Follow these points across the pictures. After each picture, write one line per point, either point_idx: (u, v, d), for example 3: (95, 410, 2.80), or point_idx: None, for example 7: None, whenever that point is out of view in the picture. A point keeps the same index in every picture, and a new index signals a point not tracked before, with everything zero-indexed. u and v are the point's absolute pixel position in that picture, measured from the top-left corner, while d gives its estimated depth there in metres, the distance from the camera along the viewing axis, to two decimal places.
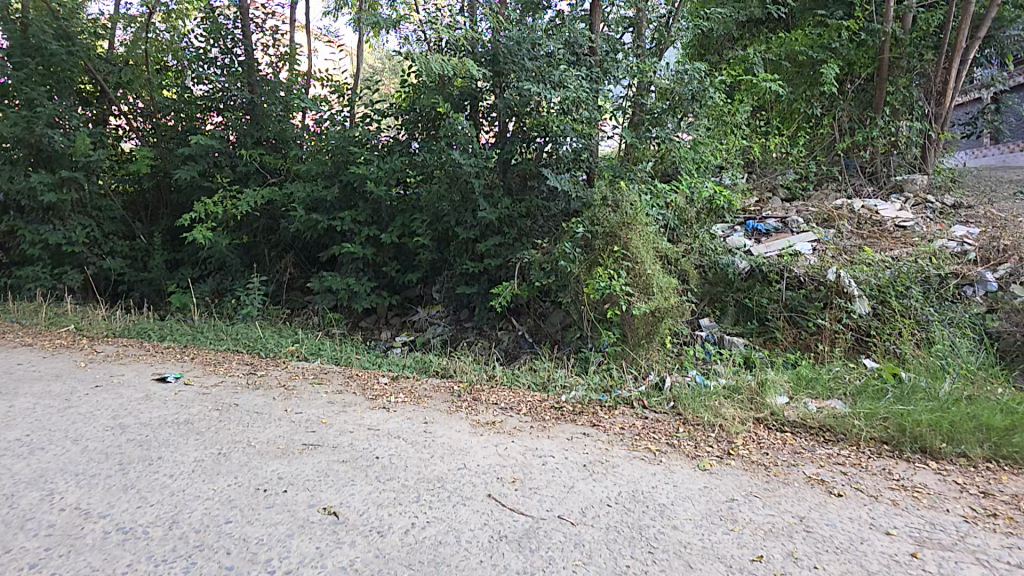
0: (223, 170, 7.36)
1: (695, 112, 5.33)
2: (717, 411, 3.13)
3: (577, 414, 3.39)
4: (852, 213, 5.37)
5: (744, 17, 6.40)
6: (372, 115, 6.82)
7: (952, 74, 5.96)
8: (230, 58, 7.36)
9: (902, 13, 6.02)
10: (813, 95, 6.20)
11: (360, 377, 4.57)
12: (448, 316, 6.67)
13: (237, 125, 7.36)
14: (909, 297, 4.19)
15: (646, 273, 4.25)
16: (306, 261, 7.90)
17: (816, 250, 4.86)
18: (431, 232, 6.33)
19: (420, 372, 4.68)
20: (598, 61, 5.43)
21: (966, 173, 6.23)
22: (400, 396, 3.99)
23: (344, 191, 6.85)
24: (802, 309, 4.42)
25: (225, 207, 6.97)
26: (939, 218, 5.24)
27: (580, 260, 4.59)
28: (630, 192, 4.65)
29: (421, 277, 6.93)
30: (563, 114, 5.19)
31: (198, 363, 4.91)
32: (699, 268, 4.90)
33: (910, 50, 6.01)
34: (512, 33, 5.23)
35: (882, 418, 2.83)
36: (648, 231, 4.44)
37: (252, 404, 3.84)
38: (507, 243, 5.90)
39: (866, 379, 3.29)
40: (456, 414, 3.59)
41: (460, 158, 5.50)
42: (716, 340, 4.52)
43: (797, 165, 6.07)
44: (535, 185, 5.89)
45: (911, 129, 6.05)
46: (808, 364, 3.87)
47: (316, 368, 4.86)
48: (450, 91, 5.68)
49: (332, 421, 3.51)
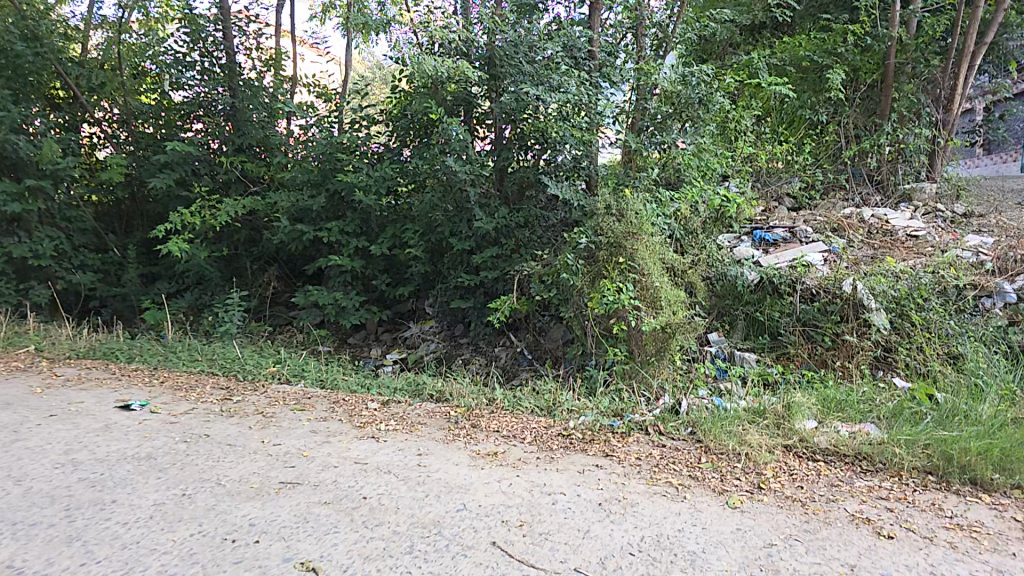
0: (202, 179, 7.09)
1: (699, 117, 5.20)
2: (741, 438, 2.88)
3: (588, 443, 3.13)
4: (862, 223, 5.20)
5: (746, 22, 6.31)
6: (361, 121, 6.61)
7: (960, 80, 5.81)
8: (210, 61, 7.07)
9: (906, 16, 5.92)
10: (819, 101, 6.06)
11: (347, 401, 4.33)
12: (442, 332, 6.40)
13: (218, 133, 7.07)
14: (928, 309, 4.00)
15: (653, 286, 4.05)
16: (291, 274, 7.73)
17: (828, 261, 4.66)
18: (423, 243, 6.06)
19: (413, 396, 4.39)
20: (598, 65, 5.37)
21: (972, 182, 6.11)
22: (391, 424, 3.75)
23: (330, 201, 6.58)
24: (817, 323, 4.23)
25: (203, 218, 6.66)
26: (951, 227, 5.09)
27: (584, 273, 4.39)
28: (635, 200, 4.45)
29: (412, 290, 6.65)
30: (563, 120, 5.00)
31: (167, 390, 4.78)
32: (706, 280, 4.70)
33: (917, 55, 5.93)
34: (510, 35, 5.08)
35: (924, 445, 2.58)
36: (654, 241, 4.26)
37: (225, 435, 3.73)
38: (504, 255, 5.65)
39: (899, 400, 3.05)
40: (454, 444, 3.33)
41: (453, 164, 5.20)
42: (727, 357, 4.32)
43: (803, 173, 5.91)
44: (533, 194, 5.66)
45: (918, 137, 5.94)
46: (829, 384, 3.66)
47: (299, 392, 4.68)
48: (443, 96, 5.47)
49: (314, 454, 3.34)
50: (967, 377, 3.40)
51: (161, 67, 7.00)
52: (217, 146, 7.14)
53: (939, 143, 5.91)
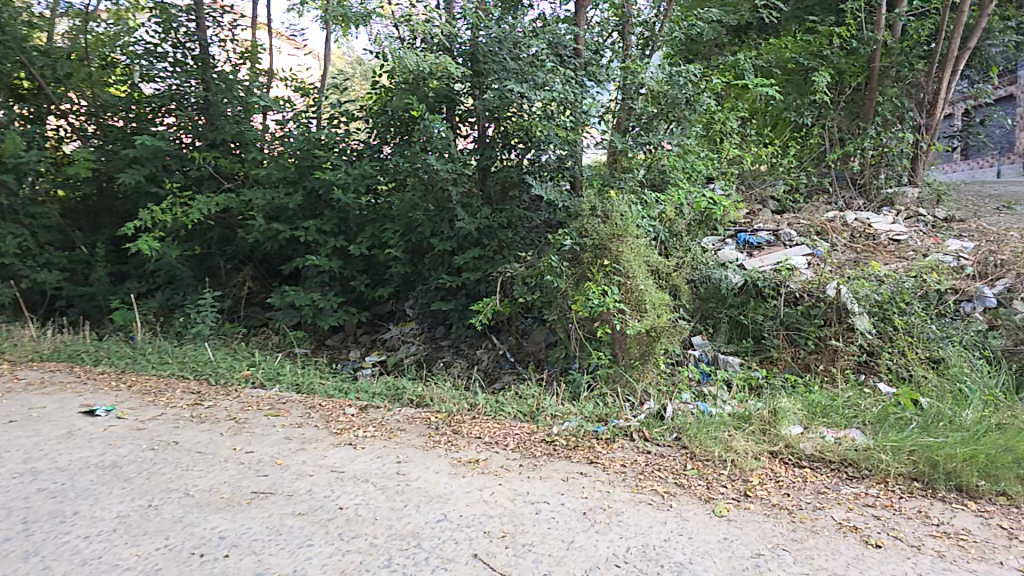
0: (174, 175, 6.88)
1: (685, 118, 5.19)
2: (727, 444, 2.84)
3: (571, 450, 3.06)
4: (845, 226, 5.23)
5: (733, 22, 6.30)
6: (341, 117, 6.49)
7: (944, 85, 5.92)
8: (182, 53, 6.91)
9: (890, 20, 5.96)
10: (803, 104, 6.08)
11: (324, 407, 4.22)
12: (423, 334, 6.30)
13: (191, 127, 6.92)
14: (910, 313, 4.02)
15: (638, 289, 4.03)
16: (266, 273, 7.59)
17: (811, 265, 4.66)
18: (404, 243, 5.96)
19: (392, 400, 4.28)
20: (583, 63, 5.31)
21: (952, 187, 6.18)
22: (369, 430, 3.65)
23: (308, 199, 6.45)
24: (800, 327, 4.23)
25: (175, 216, 6.46)
26: (931, 232, 5.14)
27: (567, 275, 4.35)
28: (620, 201, 4.45)
29: (393, 291, 6.54)
30: (547, 119, 4.94)
31: (136, 394, 4.63)
32: (690, 283, 4.68)
33: (902, 59, 5.95)
34: (494, 31, 5.05)
35: (909, 451, 2.56)
36: (638, 243, 4.23)
37: (195, 441, 3.60)
38: (486, 256, 5.55)
39: (884, 406, 3.04)
40: (434, 451, 3.24)
41: (435, 163, 5.11)
42: (710, 360, 4.29)
43: (786, 175, 5.93)
44: (516, 194, 5.61)
45: (901, 141, 5.98)
46: (813, 389, 3.65)
47: (273, 397, 4.54)
48: (424, 93, 5.35)
49: (288, 462, 3.21)
50: (950, 382, 3.41)
51: (132, 58, 6.90)
52: (190, 141, 6.98)
53: (921, 147, 6.00)
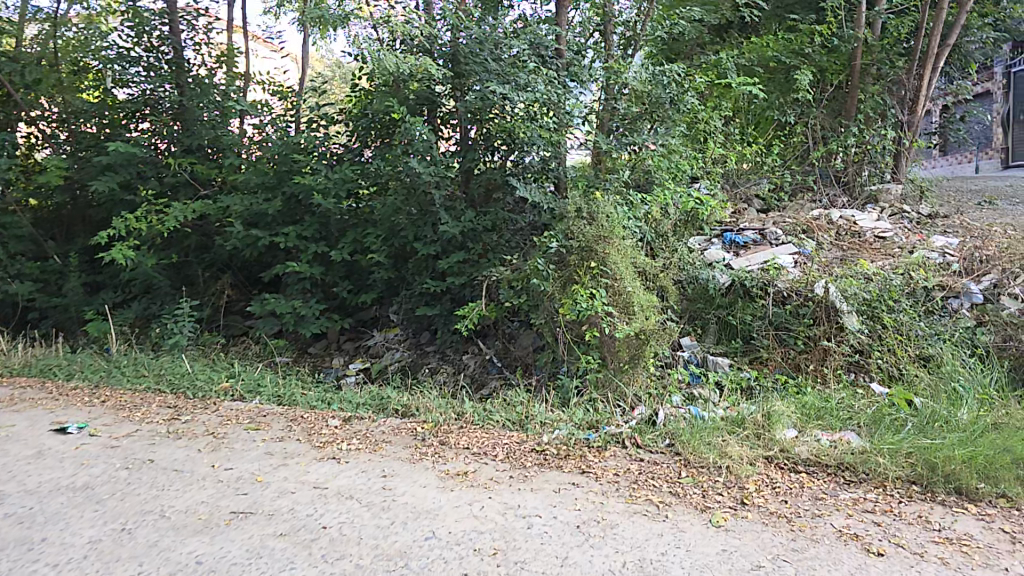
0: (149, 182, 6.65)
1: (670, 117, 5.14)
2: (722, 450, 2.77)
3: (563, 460, 2.97)
4: (831, 224, 5.22)
5: (714, 21, 6.30)
6: (320, 121, 6.34)
7: (925, 81, 5.95)
8: (156, 57, 6.67)
9: (871, 17, 6.00)
10: (786, 102, 6.09)
11: (306, 419, 4.08)
12: (407, 340, 6.17)
13: (167, 133, 6.73)
14: (898, 311, 4.00)
15: (625, 291, 3.99)
16: (246, 281, 7.37)
17: (798, 263, 4.64)
18: (387, 248, 5.83)
19: (377, 411, 4.16)
20: (566, 64, 5.25)
21: (934, 183, 6.22)
22: (354, 443, 3.53)
23: (287, 204, 6.30)
24: (790, 326, 4.19)
25: (150, 223, 6.27)
26: (916, 228, 5.15)
27: (554, 278, 4.28)
28: (606, 202, 4.41)
29: (376, 297, 6.41)
30: (530, 121, 4.89)
31: (110, 409, 4.45)
32: (678, 284, 4.62)
33: (881, 56, 6.04)
34: (474, 33, 4.96)
35: (907, 454, 2.51)
36: (625, 244, 4.18)
37: (172, 458, 3.45)
38: (471, 260, 5.45)
39: (879, 407, 2.99)
40: (421, 463, 3.13)
41: (417, 165, 5.00)
42: (700, 362, 4.24)
43: (771, 174, 5.93)
44: (500, 196, 5.54)
45: (884, 138, 6.00)
46: (806, 390, 3.60)
47: (254, 410, 4.38)
48: (405, 95, 5.29)
49: (269, 479, 3.07)
50: (940, 380, 3.40)
51: (104, 63, 6.61)
52: (165, 147, 6.78)
53: (904, 144, 6.04)
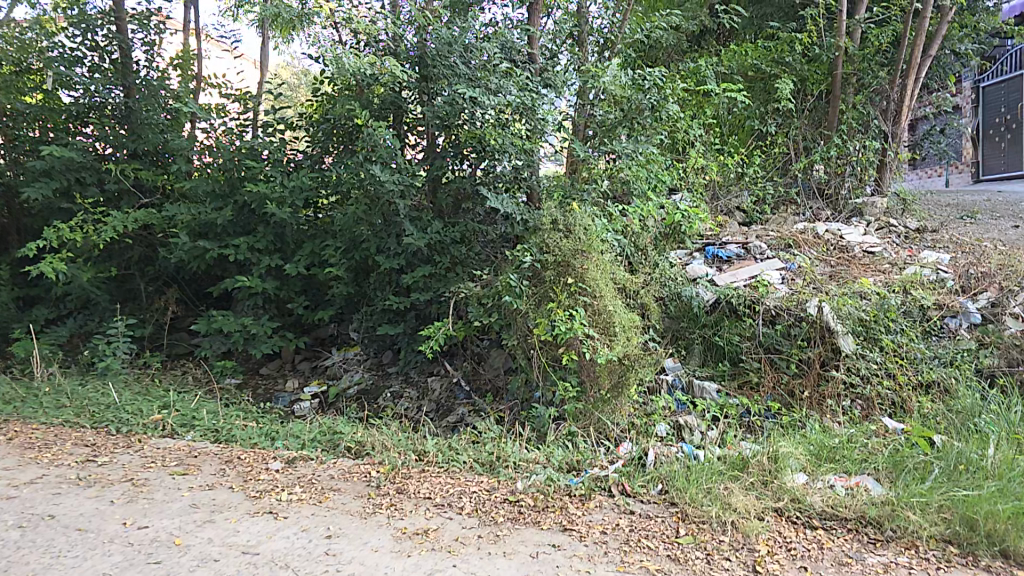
0: (89, 188, 6.09)
1: (650, 124, 4.87)
2: (725, 500, 2.41)
3: (541, 513, 2.56)
4: (817, 238, 4.98)
5: (693, 28, 6.10)
6: (275, 124, 5.80)
7: (908, 93, 5.79)
8: (101, 56, 6.12)
9: (851, 27, 5.87)
10: (767, 112, 5.91)
11: (243, 462, 3.58)
12: (368, 361, 5.68)
13: (112, 137, 6.15)
14: (897, 332, 3.77)
15: (606, 310, 3.66)
16: (194, 296, 6.86)
17: (785, 279, 4.38)
18: (347, 261, 5.36)
19: (327, 451, 3.73)
20: (538, 69, 4.94)
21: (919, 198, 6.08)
22: (295, 493, 3.04)
23: (238, 213, 5.77)
24: (781, 348, 3.91)
25: (85, 233, 5.71)
26: (905, 243, 4.97)
27: (528, 295, 3.91)
28: (583, 214, 4.09)
29: (335, 314, 5.93)
30: (501, 127, 4.53)
31: (16, 448, 3.82)
32: (659, 301, 4.31)
33: (864, 65, 5.91)
34: (441, 34, 4.52)
35: (939, 508, 2.19)
36: (605, 259, 3.86)
37: (77, 513, 2.88)
38: (438, 274, 5.01)
39: (895, 449, 2.71)
40: (374, 518, 2.66)
41: (381, 173, 4.54)
42: (685, 387, 3.94)
43: (752, 186, 5.71)
44: (470, 207, 5.08)
45: (868, 149, 5.84)
46: (812, 425, 3.31)
47: (185, 451, 3.83)
48: (369, 99, 4.89)
49: (189, 541, 2.54)
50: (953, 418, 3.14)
51: (45, 62, 5.92)
52: (107, 152, 6.27)
53: (888, 155, 5.89)
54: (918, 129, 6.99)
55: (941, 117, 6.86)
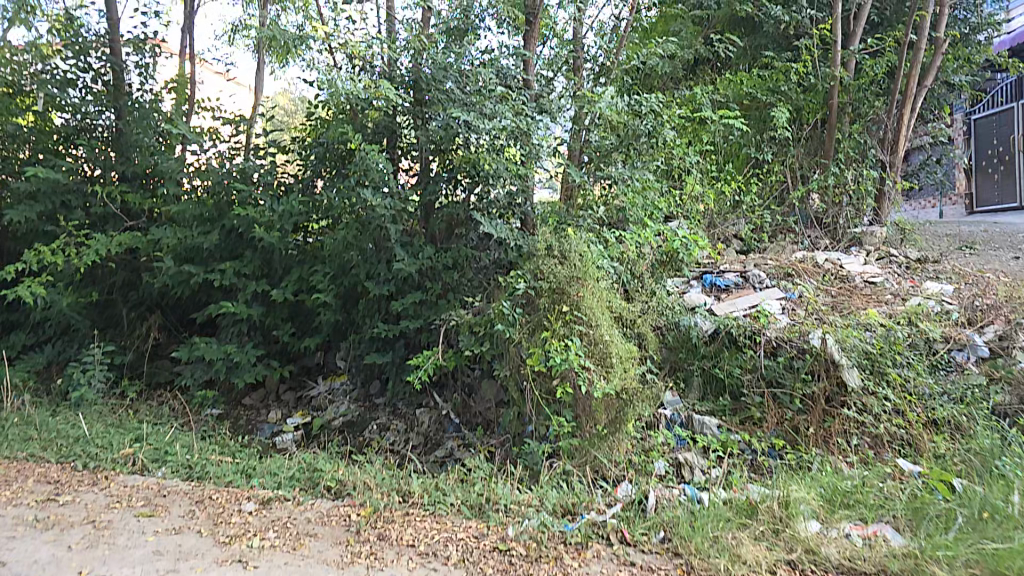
0: (73, 212, 5.95)
1: (647, 151, 4.83)
2: (734, 551, 2.25)
3: (533, 564, 2.36)
4: (818, 268, 4.89)
5: (688, 56, 6.15)
6: (266, 147, 5.65)
7: (904, 123, 5.76)
8: (94, 77, 6.05)
9: (845, 57, 5.89)
10: (764, 140, 5.92)
11: (216, 503, 3.35)
12: (356, 391, 5.45)
13: (100, 160, 6.00)
14: (904, 366, 3.64)
15: (603, 340, 3.53)
16: (177, 324, 6.58)
17: (786, 309, 4.26)
18: (335, 287, 5.20)
19: (306, 491, 3.52)
20: (535, 94, 4.86)
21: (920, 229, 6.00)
22: (268, 539, 2.82)
23: (226, 237, 5.61)
24: (784, 382, 3.78)
25: (67, 256, 5.55)
26: (907, 273, 4.89)
27: (521, 323, 3.76)
28: (579, 240, 3.99)
29: (322, 342, 5.74)
30: (495, 152, 4.48)
31: None
32: (657, 331, 4.20)
33: (858, 96, 5.92)
34: (437, 59, 4.53)
35: (966, 561, 2.04)
36: (600, 287, 3.76)
37: (29, 561, 2.64)
38: (428, 302, 4.86)
39: (912, 496, 2.58)
40: (352, 569, 2.45)
41: (371, 197, 4.42)
42: (684, 422, 3.80)
43: (750, 215, 5.64)
44: (463, 232, 4.93)
45: (866, 178, 5.78)
46: (819, 472, 3.04)
47: (156, 489, 3.59)
48: (363, 123, 4.77)
49: None
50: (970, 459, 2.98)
51: (39, 85, 5.89)
52: (96, 173, 6.12)
53: (887, 185, 5.88)
54: (914, 159, 7.01)
55: (937, 147, 6.88)
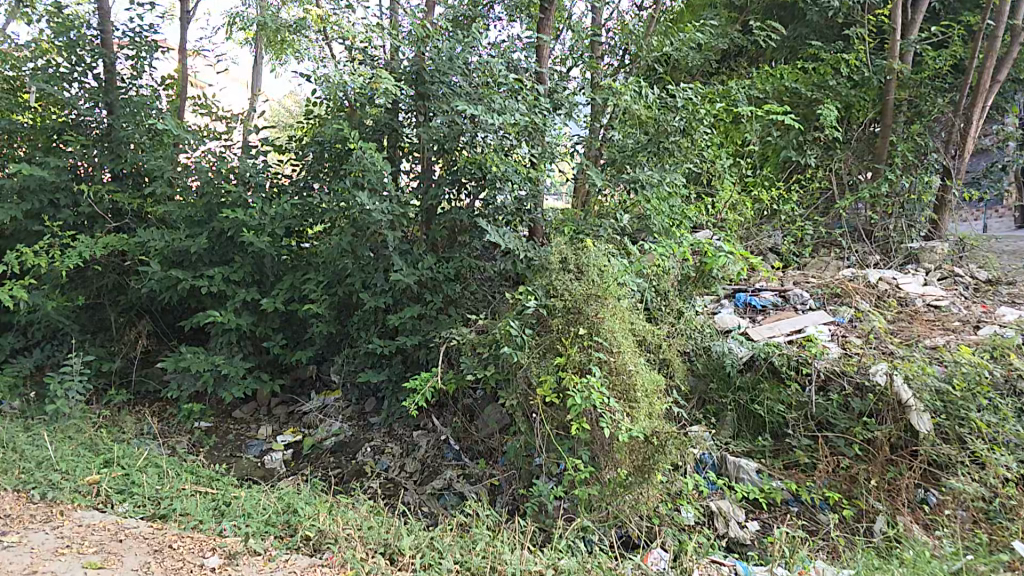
0: (59, 211, 5.55)
1: (682, 150, 4.32)
2: None
3: None
4: (870, 287, 4.37)
5: (720, 46, 5.66)
6: (258, 145, 5.19)
7: (974, 122, 5.27)
8: (84, 70, 5.59)
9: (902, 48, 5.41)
10: (805, 143, 5.38)
11: (178, 554, 2.86)
12: (350, 409, 4.99)
13: (91, 155, 5.57)
14: (987, 411, 3.12)
15: (627, 370, 3.01)
16: (166, 330, 6.19)
17: (836, 335, 3.74)
18: (328, 297, 4.74)
19: (283, 541, 3.03)
20: (549, 89, 4.40)
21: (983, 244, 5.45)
22: None
23: (214, 241, 5.16)
24: (836, 424, 3.33)
25: (52, 259, 5.09)
26: (977, 297, 4.35)
27: (530, 346, 3.26)
28: (599, 252, 3.47)
29: (315, 354, 5.29)
30: (504, 153, 4.04)
31: None
32: (684, 357, 3.68)
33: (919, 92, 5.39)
34: (440, 49, 4.03)
35: None
36: (624, 306, 3.25)
37: None
38: (428, 316, 4.39)
39: None
40: None
41: (366, 200, 3.89)
42: (717, 464, 3.34)
43: (790, 226, 5.13)
44: (467, 240, 4.49)
45: (926, 187, 5.27)
46: (900, 553, 2.63)
47: (111, 531, 3.10)
48: (361, 119, 4.36)
49: None
50: None
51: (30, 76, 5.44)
52: (87, 172, 5.64)
53: (950, 194, 5.41)
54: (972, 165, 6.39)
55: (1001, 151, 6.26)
